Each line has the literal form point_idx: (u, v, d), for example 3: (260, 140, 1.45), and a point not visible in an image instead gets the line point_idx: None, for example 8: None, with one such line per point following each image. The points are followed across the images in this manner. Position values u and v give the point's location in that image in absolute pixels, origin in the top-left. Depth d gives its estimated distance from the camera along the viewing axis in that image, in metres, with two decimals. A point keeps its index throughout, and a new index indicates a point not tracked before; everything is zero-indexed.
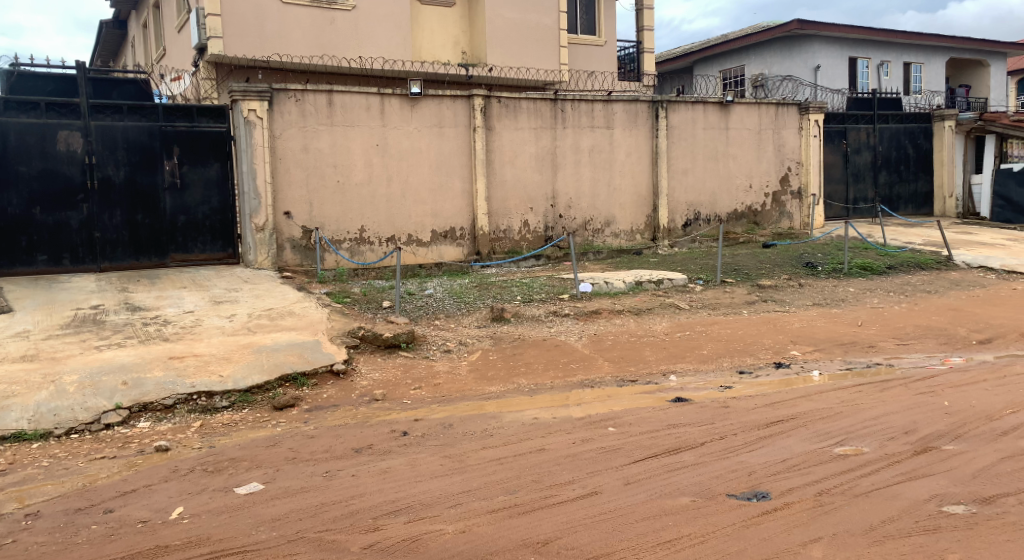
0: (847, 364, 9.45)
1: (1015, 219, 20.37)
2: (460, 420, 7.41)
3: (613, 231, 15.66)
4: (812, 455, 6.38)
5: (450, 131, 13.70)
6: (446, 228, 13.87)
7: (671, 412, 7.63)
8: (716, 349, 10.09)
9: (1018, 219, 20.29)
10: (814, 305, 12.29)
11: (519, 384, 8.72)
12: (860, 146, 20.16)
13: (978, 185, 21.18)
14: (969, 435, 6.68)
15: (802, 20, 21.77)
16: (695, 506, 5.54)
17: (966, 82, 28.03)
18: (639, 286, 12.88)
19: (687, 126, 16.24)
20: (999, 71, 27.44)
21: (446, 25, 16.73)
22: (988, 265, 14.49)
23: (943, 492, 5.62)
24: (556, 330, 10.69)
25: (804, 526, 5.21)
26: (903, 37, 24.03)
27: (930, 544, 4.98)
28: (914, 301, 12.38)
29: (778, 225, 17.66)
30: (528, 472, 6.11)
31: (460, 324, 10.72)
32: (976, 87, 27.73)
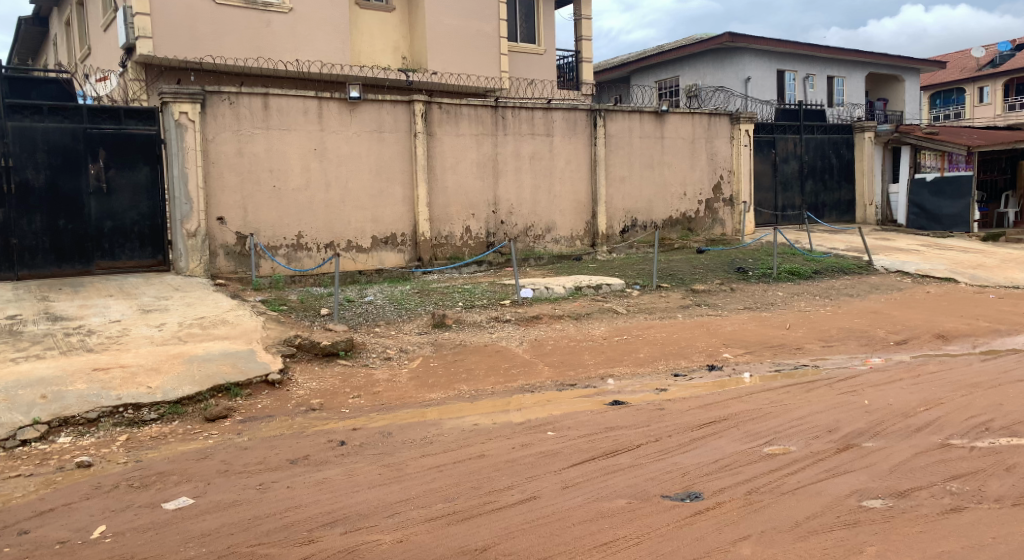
0: (776, 365, 9.78)
1: (928, 226, 21.24)
2: (399, 429, 7.43)
3: (554, 237, 15.85)
4: (742, 455, 6.60)
5: (390, 136, 13.68)
6: (387, 234, 13.84)
7: (608, 415, 7.79)
8: (652, 352, 10.33)
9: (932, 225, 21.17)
10: (745, 309, 12.67)
11: (460, 390, 8.78)
12: (788, 155, 20.84)
13: (894, 194, 22.06)
14: (889, 432, 6.99)
15: (733, 33, 22.39)
16: (630, 507, 5.69)
17: (883, 96, 29.22)
18: (578, 291, 13.08)
19: (624, 135, 16.54)
20: (913, 86, 28.74)
21: (385, 30, 16.71)
22: (905, 269, 15.18)
23: (864, 487, 5.89)
24: (497, 335, 10.78)
25: (734, 524, 5.40)
26: (829, 50, 24.92)
27: (851, 538, 5.21)
28: (838, 304, 12.87)
29: (711, 232, 18.12)
30: (467, 479, 6.18)
31: (401, 330, 10.73)
32: (892, 101, 28.91)
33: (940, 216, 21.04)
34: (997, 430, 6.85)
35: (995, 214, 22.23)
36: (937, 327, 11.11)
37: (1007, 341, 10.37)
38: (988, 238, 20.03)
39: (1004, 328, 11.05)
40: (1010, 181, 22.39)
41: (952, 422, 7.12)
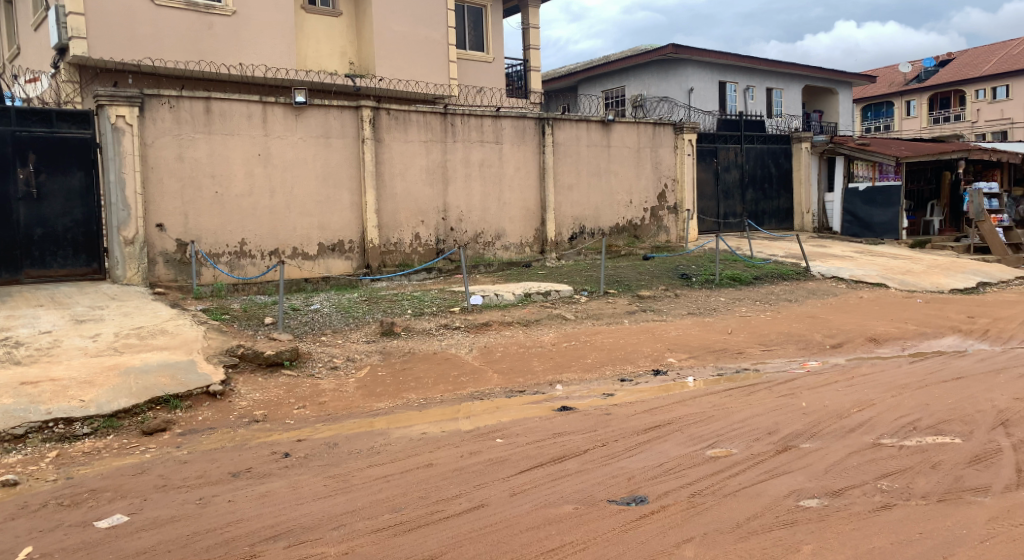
0: (719, 369, 9.98)
1: (860, 233, 21.98)
2: (346, 439, 7.39)
3: (503, 244, 15.91)
4: (686, 459, 6.74)
5: (336, 142, 13.60)
6: (334, 240, 13.73)
7: (557, 421, 7.87)
8: (599, 358, 10.45)
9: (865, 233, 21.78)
10: (689, 314, 12.91)
11: (408, 399, 8.77)
12: (730, 164, 21.30)
13: (830, 202, 22.66)
14: (825, 433, 7.21)
15: (676, 44, 22.83)
16: (577, 513, 5.76)
17: (818, 108, 30.14)
18: (527, 298, 13.16)
19: (572, 143, 16.73)
20: (846, 98, 29.67)
21: (332, 35, 16.63)
22: (840, 275, 15.63)
23: (801, 487, 6.07)
24: (446, 343, 10.79)
25: (678, 527, 5.52)
26: (769, 62, 25.57)
27: (789, 537, 5.36)
28: (777, 309, 13.21)
29: (656, 239, 18.41)
30: (414, 488, 6.18)
31: (348, 339, 10.66)
32: (827, 112, 29.82)
33: (871, 223, 21.76)
34: (925, 429, 7.11)
35: (922, 222, 23.02)
36: (869, 330, 11.49)
37: (934, 344, 10.78)
38: (918, 246, 20.81)
39: (931, 331, 11.47)
40: (936, 191, 23.23)
41: (883, 422, 7.36)
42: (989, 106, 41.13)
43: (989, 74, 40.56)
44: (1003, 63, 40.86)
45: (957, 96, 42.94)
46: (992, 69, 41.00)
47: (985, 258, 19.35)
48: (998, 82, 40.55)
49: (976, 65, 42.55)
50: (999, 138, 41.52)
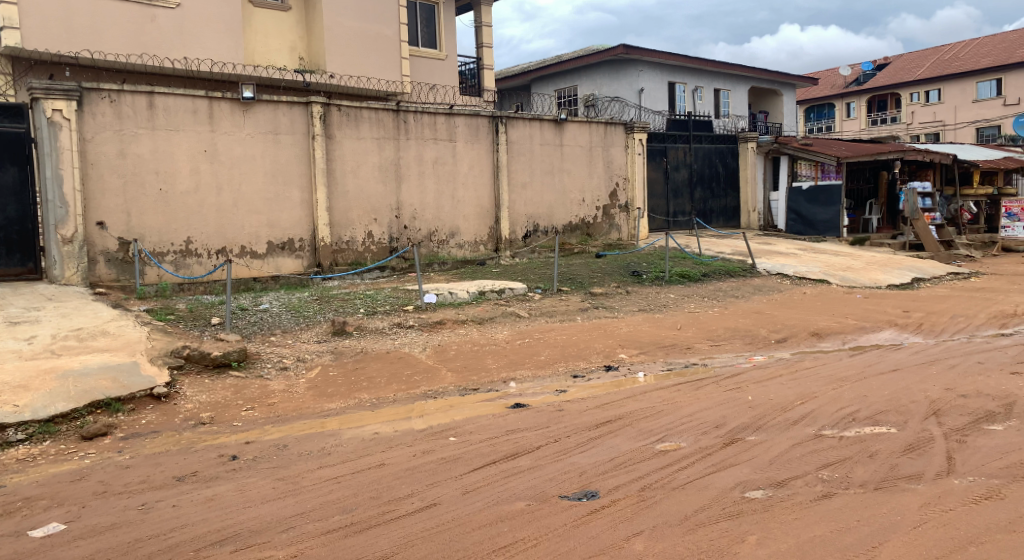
0: (668, 364, 10.15)
1: (805, 231, 22.59)
2: (296, 440, 7.33)
3: (457, 243, 15.91)
4: (637, 453, 6.85)
5: (286, 138, 13.43)
6: (283, 239, 13.57)
7: (510, 418, 7.92)
8: (553, 354, 10.53)
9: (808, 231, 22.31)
10: (640, 311, 13.08)
11: (360, 399, 8.73)
12: (679, 164, 21.60)
13: (774, 200, 23.16)
14: (770, 426, 7.38)
15: (628, 45, 23.05)
16: (530, 509, 5.81)
17: (764, 108, 30.72)
18: (481, 296, 13.18)
19: (525, 141, 16.79)
20: (790, 99, 30.32)
21: (281, 30, 16.42)
22: (784, 272, 15.99)
23: (747, 479, 6.20)
24: (400, 342, 10.74)
25: (628, 521, 5.61)
26: (717, 63, 25.99)
27: (735, 528, 5.47)
28: (724, 305, 13.46)
29: (608, 237, 18.62)
30: (366, 489, 6.17)
31: (299, 339, 10.56)
32: (772, 113, 30.43)
33: (814, 222, 22.34)
34: (863, 419, 7.33)
35: (861, 220, 23.60)
36: (812, 325, 11.78)
37: (872, 337, 11.10)
38: (858, 244, 21.33)
39: (869, 325, 11.82)
40: (874, 190, 23.94)
41: (825, 414, 7.57)
42: (923, 108, 43.00)
43: (920, 80, 42.52)
44: (935, 68, 42.70)
45: (894, 98, 44.46)
46: (925, 73, 42.82)
47: (919, 254, 19.95)
48: (930, 87, 42.54)
49: (911, 69, 44.22)
50: (930, 140, 43.36)
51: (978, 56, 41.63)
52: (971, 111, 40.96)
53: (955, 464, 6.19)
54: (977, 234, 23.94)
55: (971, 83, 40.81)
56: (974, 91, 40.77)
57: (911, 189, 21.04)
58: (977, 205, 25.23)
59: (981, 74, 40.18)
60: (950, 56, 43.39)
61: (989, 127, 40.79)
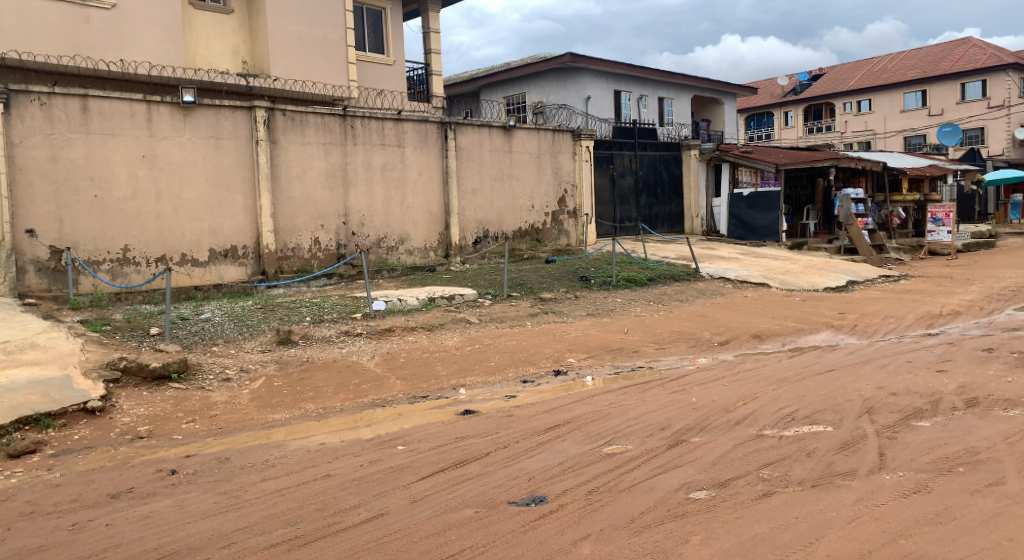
0: (615, 368, 10.25)
1: (745, 236, 22.81)
2: (239, 453, 7.22)
3: (407, 249, 15.82)
4: (585, 456, 6.91)
5: (228, 143, 13.22)
6: (226, 246, 13.35)
7: (459, 425, 7.92)
8: (503, 360, 10.57)
9: (749, 236, 22.75)
10: (588, 315, 13.20)
11: (306, 409, 8.63)
12: (625, 171, 21.90)
13: (717, 207, 23.60)
14: (713, 427, 7.52)
15: (574, 53, 23.28)
16: (478, 516, 5.83)
17: (706, 117, 31.33)
18: (431, 302, 13.13)
19: (474, 148, 16.82)
20: (731, 108, 31.00)
21: (222, 33, 16.15)
22: (726, 275, 16.31)
23: (690, 481, 6.31)
24: (348, 350, 10.65)
25: (575, 525, 5.65)
26: (662, 72, 26.42)
27: (679, 529, 5.56)
28: (669, 309, 13.66)
29: (557, 242, 18.78)
30: (311, 501, 6.11)
31: (242, 349, 10.39)
32: (714, 121, 31.05)
33: (755, 227, 22.59)
34: (802, 419, 7.52)
35: (800, 225, 24.19)
36: (753, 328, 12.04)
37: (810, 339, 11.40)
38: (796, 248, 21.90)
39: (807, 326, 12.13)
40: (812, 196, 24.61)
41: (765, 414, 7.74)
42: (855, 118, 44.65)
43: (851, 90, 44.14)
44: (866, 79, 44.32)
45: (828, 108, 45.97)
46: (856, 84, 44.37)
47: (853, 258, 20.53)
48: (861, 97, 44.17)
49: (844, 80, 45.77)
50: (863, 148, 44.85)
51: (904, 68, 43.41)
52: (899, 121, 42.91)
53: (886, 460, 6.39)
54: (906, 238, 24.49)
55: (898, 94, 42.76)
56: (901, 102, 42.76)
57: (844, 194, 21.54)
58: (907, 210, 25.95)
59: (908, 85, 42.08)
60: (881, 68, 45.02)
61: (916, 137, 42.55)
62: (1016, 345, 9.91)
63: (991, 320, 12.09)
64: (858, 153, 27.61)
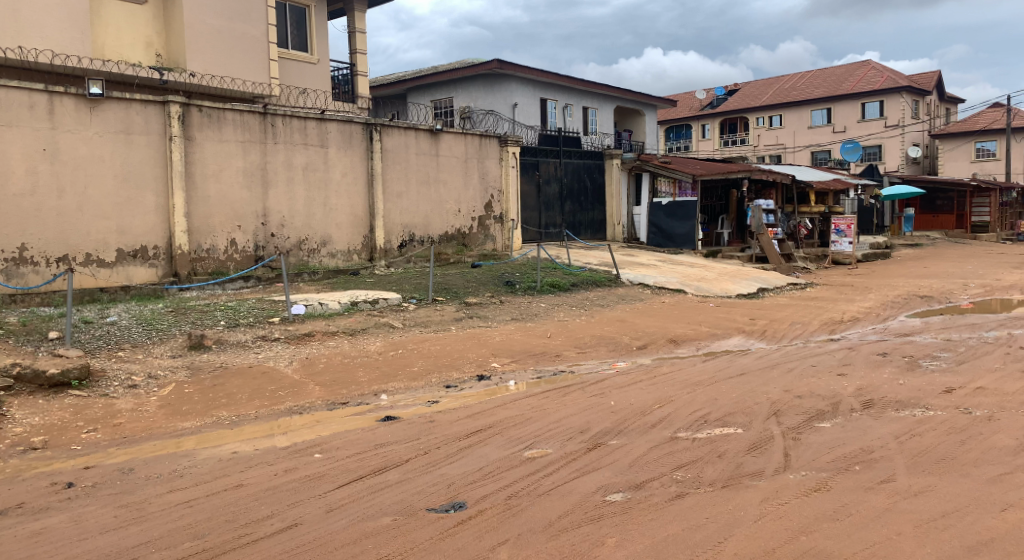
0: (538, 372, 10.33)
1: (663, 243, 23.35)
2: (143, 463, 6.99)
3: (330, 252, 15.59)
4: (505, 461, 6.95)
5: (139, 139, 12.80)
6: (135, 246, 12.92)
7: (379, 431, 7.84)
8: (426, 365, 10.53)
9: (666, 244, 23.30)
10: (512, 320, 13.26)
11: (218, 417, 8.41)
12: (550, 178, 22.13)
13: (637, 214, 24.15)
14: (630, 430, 7.66)
15: (501, 60, 23.40)
16: (396, 524, 5.79)
17: (628, 127, 31.97)
18: (354, 306, 12.96)
19: (400, 150, 16.72)
20: (652, 119, 31.72)
21: (134, 24, 15.59)
22: (645, 282, 16.67)
23: (607, 483, 6.41)
24: (264, 355, 10.43)
25: (493, 530, 5.68)
26: (587, 82, 26.83)
27: (595, 531, 5.64)
28: (591, 314, 13.85)
29: (483, 247, 18.84)
30: (220, 512, 5.96)
31: (151, 354, 10.07)
32: (636, 131, 31.70)
33: (672, 235, 23.10)
34: (714, 421, 7.74)
35: (715, 233, 24.91)
36: (670, 333, 12.32)
37: (723, 343, 11.73)
38: (711, 256, 22.49)
39: (721, 331, 12.49)
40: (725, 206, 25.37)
41: (680, 417, 7.93)
42: (767, 132, 46.35)
43: (765, 105, 45.78)
44: (778, 95, 46.06)
45: (742, 122, 47.70)
46: (768, 100, 46.10)
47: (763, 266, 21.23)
48: (773, 112, 45.86)
49: (757, 96, 47.50)
50: (774, 161, 46.60)
51: (812, 85, 45.26)
52: (807, 136, 44.68)
53: (790, 460, 6.63)
54: (814, 248, 25.40)
55: (806, 110, 44.52)
56: (809, 118, 44.55)
57: (755, 205, 22.61)
58: (813, 221, 26.67)
59: (814, 103, 43.90)
60: (790, 84, 46.84)
61: (822, 152, 44.28)
62: (909, 349, 10.42)
63: (887, 326, 12.70)
64: (770, 166, 28.65)
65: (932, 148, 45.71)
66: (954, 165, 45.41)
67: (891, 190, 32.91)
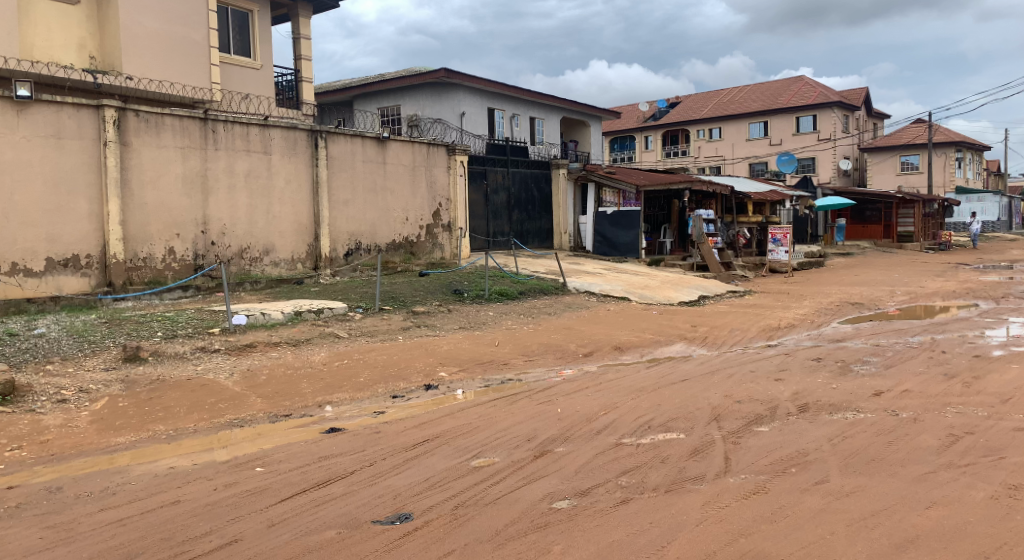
0: (486, 381, 10.32)
1: (608, 252, 23.60)
2: (72, 481, 6.78)
3: (273, 260, 15.36)
4: (452, 471, 6.93)
5: (71, 144, 12.45)
6: (66, 255, 12.52)
7: (323, 443, 7.75)
8: (372, 375, 10.43)
9: (611, 253, 23.56)
10: (461, 329, 13.24)
11: (154, 431, 8.21)
12: (497, 187, 22.21)
13: (583, 223, 24.38)
14: (575, 437, 7.71)
15: (448, 69, 23.43)
16: (340, 537, 5.73)
17: (573, 137, 32.27)
18: (298, 316, 12.78)
19: (346, 158, 16.59)
20: (597, 130, 32.09)
21: (66, 24, 15.14)
22: (591, 289, 16.84)
23: (554, 491, 6.44)
24: (203, 367, 10.22)
25: (439, 541, 5.65)
26: (533, 92, 27.02)
27: (542, 539, 5.66)
28: (538, 322, 13.92)
29: (431, 255, 18.80)
30: (156, 530, 5.82)
31: (83, 367, 9.78)
32: (581, 142, 32.02)
33: (617, 244, 23.37)
34: (657, 427, 7.84)
35: (657, 242, 25.33)
36: (615, 340, 12.46)
37: (666, 350, 11.90)
38: (654, 264, 22.82)
39: (663, 338, 12.67)
40: (668, 216, 25.80)
41: (624, 423, 8.01)
42: (707, 144, 47.19)
43: (705, 118, 46.70)
44: (718, 108, 47.05)
45: (684, 134, 48.56)
46: (709, 112, 47.04)
47: (704, 274, 21.61)
48: (713, 125, 46.78)
49: (697, 108, 48.43)
50: (714, 172, 47.52)
51: (750, 99, 46.37)
52: (745, 149, 45.67)
53: (731, 464, 6.76)
54: (753, 257, 25.97)
55: (744, 123, 45.58)
56: (746, 131, 45.61)
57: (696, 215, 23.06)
58: (752, 231, 27.28)
59: (752, 116, 44.99)
60: (728, 98, 47.90)
61: (759, 164, 45.33)
62: (841, 354, 10.74)
63: (821, 331, 13.07)
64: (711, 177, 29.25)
65: (862, 162, 47.41)
66: (881, 177, 47.30)
67: (824, 201, 33.92)
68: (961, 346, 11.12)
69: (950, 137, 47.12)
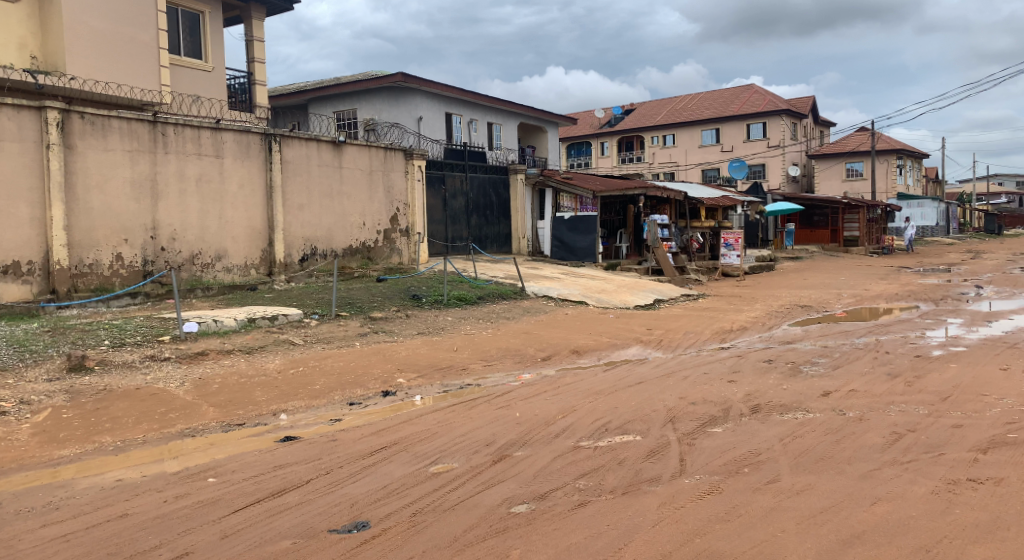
0: (444, 387, 10.29)
1: (566, 256, 23.70)
2: (14, 496, 6.58)
3: (225, 266, 15.12)
4: (409, 477, 6.89)
5: (11, 146, 12.08)
6: (7, 262, 12.12)
7: (278, 452, 7.65)
8: (328, 382, 10.31)
9: (569, 257, 23.68)
10: (418, 335, 13.18)
11: (101, 443, 8.01)
12: (456, 191, 22.18)
13: (541, 228, 24.52)
14: (533, 441, 7.72)
15: (406, 73, 23.35)
16: (296, 547, 5.66)
17: (529, 143, 32.36)
18: (251, 323, 12.56)
19: (301, 161, 16.43)
20: (553, 136, 32.24)
21: (6, 24, 14.66)
22: (549, 294, 16.91)
23: (512, 495, 6.44)
24: (153, 376, 10.00)
25: (396, 548, 5.62)
26: (490, 97, 27.06)
27: (500, 544, 5.66)
28: (497, 327, 13.93)
29: (389, 260, 18.70)
30: (103, 544, 5.69)
31: (25, 378, 9.50)
32: (538, 148, 32.12)
33: (575, 248, 23.47)
34: (614, 429, 7.90)
35: (614, 247, 25.51)
36: (572, 344, 12.51)
37: (622, 353, 11.99)
38: (610, 268, 22.98)
39: (619, 342, 12.77)
40: (624, 221, 26.00)
41: (582, 426, 8.06)
42: (661, 150, 47.69)
43: (658, 124, 47.21)
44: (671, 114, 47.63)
45: (639, 140, 49.04)
46: (663, 119, 47.59)
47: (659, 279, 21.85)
48: (667, 131, 47.31)
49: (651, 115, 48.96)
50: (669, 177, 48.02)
51: (703, 106, 47.05)
52: (698, 155, 46.26)
53: (686, 465, 6.83)
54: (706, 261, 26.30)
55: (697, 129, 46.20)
56: (699, 137, 46.19)
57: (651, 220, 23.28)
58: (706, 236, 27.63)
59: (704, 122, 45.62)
60: (682, 105, 48.55)
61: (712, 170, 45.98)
62: (792, 355, 10.95)
63: (772, 333, 13.33)
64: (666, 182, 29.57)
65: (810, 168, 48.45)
66: (829, 183, 48.41)
67: (775, 207, 34.58)
68: (903, 346, 11.42)
69: (892, 145, 48.56)
